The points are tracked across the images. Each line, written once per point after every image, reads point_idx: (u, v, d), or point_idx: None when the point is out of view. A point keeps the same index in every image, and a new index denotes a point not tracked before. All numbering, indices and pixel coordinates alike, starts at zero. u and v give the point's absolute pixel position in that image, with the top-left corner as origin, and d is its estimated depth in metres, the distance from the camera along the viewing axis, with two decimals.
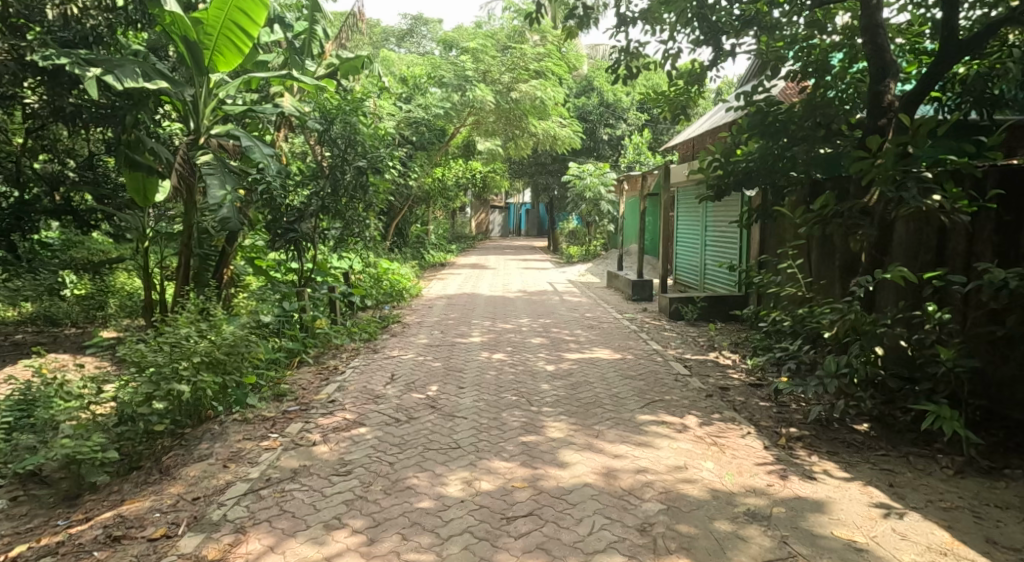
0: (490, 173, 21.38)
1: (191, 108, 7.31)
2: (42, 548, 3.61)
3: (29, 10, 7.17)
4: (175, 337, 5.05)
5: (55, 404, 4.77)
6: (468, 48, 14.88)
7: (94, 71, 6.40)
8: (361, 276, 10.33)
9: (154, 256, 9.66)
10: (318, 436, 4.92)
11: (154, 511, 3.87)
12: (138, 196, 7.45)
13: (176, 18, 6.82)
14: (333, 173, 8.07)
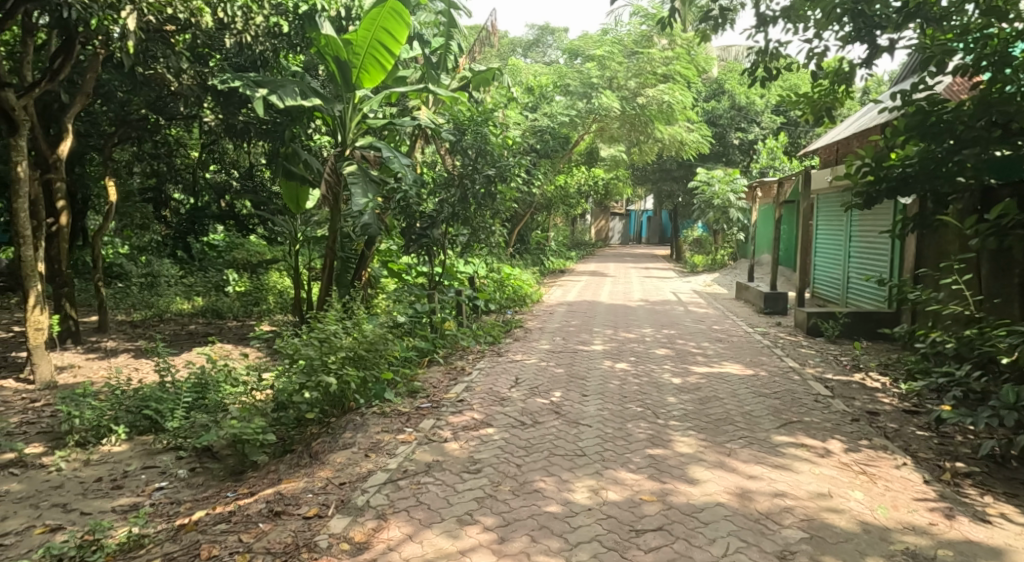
0: (612, 180, 21.33)
1: (339, 123, 7.82)
2: (217, 516, 3.98)
3: (212, 40, 7.93)
4: (325, 333, 5.43)
5: (225, 390, 5.59)
6: (595, 56, 15.09)
7: (261, 91, 7.03)
8: (485, 281, 10.55)
9: (302, 257, 10.38)
10: (449, 433, 5.07)
11: (307, 491, 4.15)
12: (291, 204, 8.33)
13: (330, 40, 7.34)
14: (464, 182, 8.26)
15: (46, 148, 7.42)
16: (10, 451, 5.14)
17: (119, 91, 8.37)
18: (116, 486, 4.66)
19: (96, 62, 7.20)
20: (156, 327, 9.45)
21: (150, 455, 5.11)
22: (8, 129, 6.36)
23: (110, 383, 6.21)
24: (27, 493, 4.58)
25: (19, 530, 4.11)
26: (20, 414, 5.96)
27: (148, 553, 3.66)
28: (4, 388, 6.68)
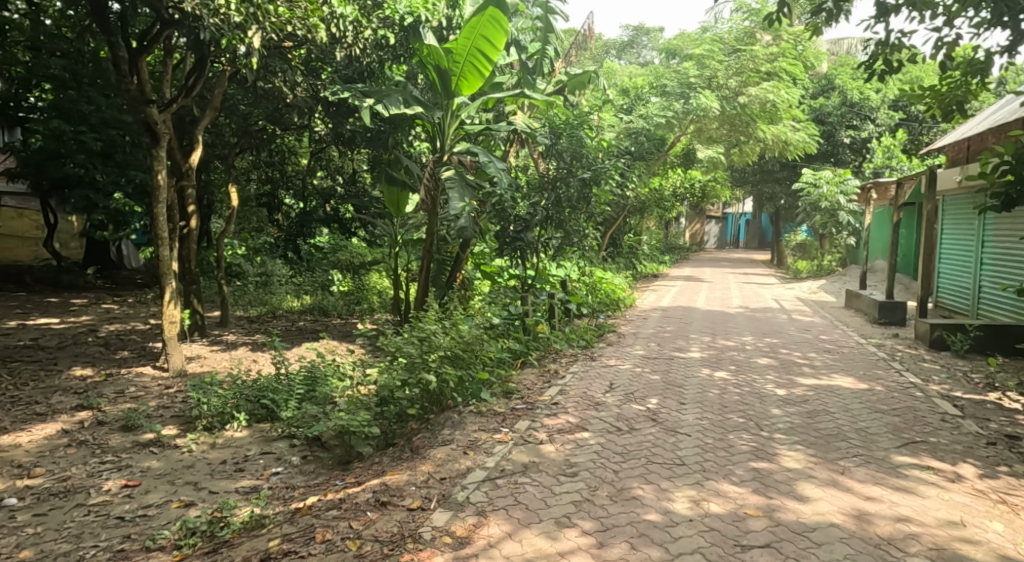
0: (709, 181, 20.76)
1: (439, 128, 8.07)
2: (328, 502, 4.18)
3: (324, 53, 8.20)
4: (424, 332, 5.63)
5: (332, 386, 5.80)
6: (694, 55, 14.74)
7: (368, 101, 7.33)
8: (578, 285, 10.46)
9: (401, 259, 10.66)
10: (545, 435, 5.07)
11: (410, 484, 4.27)
12: (391, 207, 8.66)
13: (432, 50, 7.56)
14: (558, 187, 8.34)
15: (179, 157, 8.03)
16: (149, 432, 5.59)
17: (242, 104, 9.14)
18: (238, 469, 4.98)
19: (223, 78, 7.77)
20: (269, 323, 9.96)
21: (267, 442, 5.42)
22: (150, 141, 6.96)
23: (232, 373, 6.65)
24: (163, 470, 4.98)
25: (159, 504, 4.50)
26: (156, 398, 6.47)
27: (268, 533, 3.89)
28: (142, 374, 7.27)
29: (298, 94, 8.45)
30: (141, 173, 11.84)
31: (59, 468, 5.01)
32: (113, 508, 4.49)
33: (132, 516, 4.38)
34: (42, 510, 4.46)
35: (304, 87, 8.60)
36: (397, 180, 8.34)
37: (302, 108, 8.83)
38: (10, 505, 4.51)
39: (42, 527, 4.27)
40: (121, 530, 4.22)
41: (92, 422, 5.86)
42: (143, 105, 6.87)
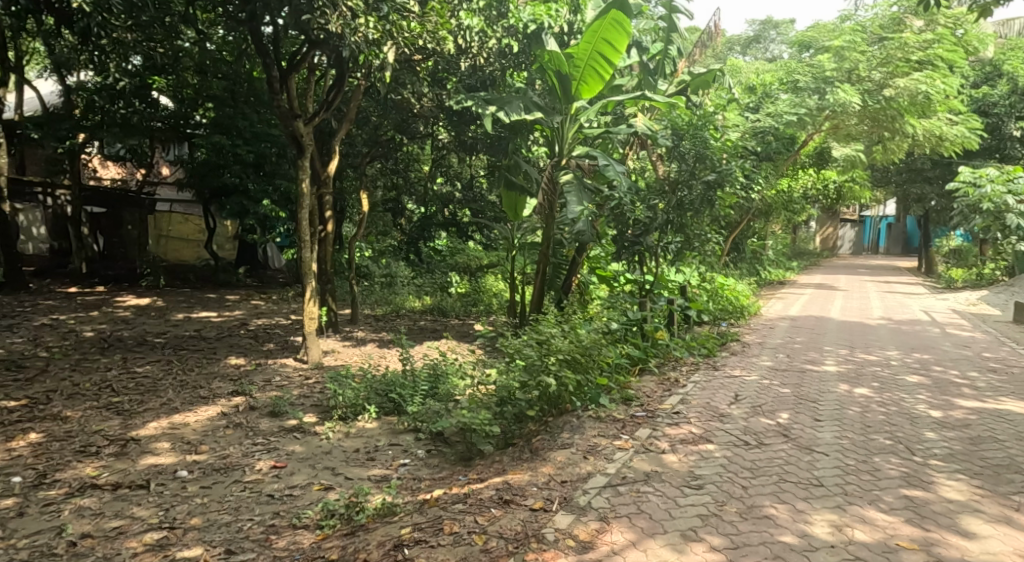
0: (846, 182, 19.54)
1: (558, 134, 8.09)
2: (454, 496, 4.29)
3: (449, 64, 8.60)
4: (543, 336, 5.71)
5: (450, 385, 6.10)
6: (831, 47, 14.00)
7: (490, 108, 7.48)
8: (698, 290, 10.15)
9: (519, 263, 10.77)
10: (667, 444, 4.95)
11: (532, 484, 4.31)
12: (509, 212, 8.78)
13: (553, 55, 7.58)
14: (680, 190, 8.08)
15: (319, 165, 8.54)
16: (293, 418, 6.00)
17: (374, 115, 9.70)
18: (370, 458, 5.23)
19: (359, 91, 8.16)
20: (395, 321, 10.36)
21: (395, 434, 5.66)
22: (297, 152, 7.52)
23: (364, 368, 6.99)
24: (306, 455, 5.31)
25: (303, 485, 4.81)
26: (298, 387, 6.91)
27: (399, 521, 4.06)
28: (285, 365, 7.80)
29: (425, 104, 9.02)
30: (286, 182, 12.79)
31: (220, 447, 5.46)
32: (265, 485, 4.83)
33: (281, 495, 4.71)
34: (207, 483, 4.87)
35: (430, 98, 9.03)
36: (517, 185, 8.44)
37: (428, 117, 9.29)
38: (181, 476, 4.95)
39: (208, 498, 4.66)
40: (271, 507, 4.54)
41: (245, 407, 6.36)
42: (292, 119, 7.46)
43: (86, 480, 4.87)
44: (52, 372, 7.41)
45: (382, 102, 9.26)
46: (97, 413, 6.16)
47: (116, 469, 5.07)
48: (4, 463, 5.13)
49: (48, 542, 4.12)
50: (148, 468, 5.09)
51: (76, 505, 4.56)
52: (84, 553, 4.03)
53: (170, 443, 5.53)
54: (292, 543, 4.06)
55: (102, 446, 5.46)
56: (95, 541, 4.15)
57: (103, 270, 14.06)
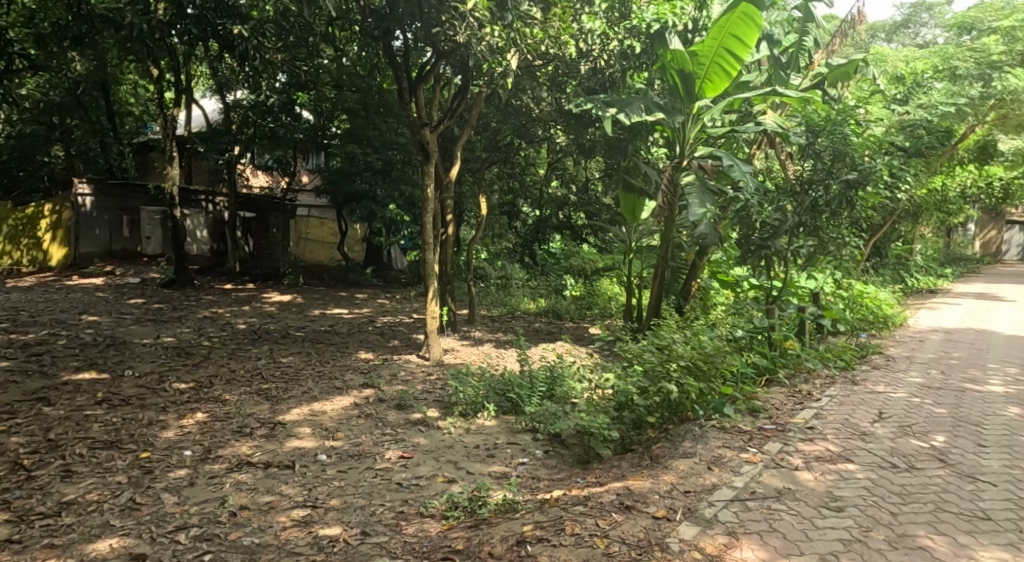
0: (1012, 179, 17.67)
1: (679, 135, 7.77)
2: (575, 498, 4.18)
3: (568, 68, 8.39)
4: (665, 341, 5.51)
5: (566, 388, 6.05)
6: (1000, 29, 12.82)
7: (611, 111, 7.30)
8: (833, 299, 9.47)
9: (636, 266, 10.49)
10: (800, 461, 4.58)
11: (654, 492, 4.11)
12: (626, 215, 8.70)
13: (677, 55, 7.29)
14: (814, 189, 7.48)
15: (442, 169, 8.69)
16: (417, 412, 6.10)
17: (493, 121, 9.86)
18: (490, 454, 5.21)
19: (480, 98, 8.14)
20: (511, 322, 10.35)
21: (513, 433, 5.63)
22: (423, 158, 7.71)
23: (485, 367, 6.99)
24: (430, 447, 5.37)
25: (428, 476, 4.86)
26: (422, 383, 7.05)
27: (521, 518, 4.00)
28: (409, 360, 8.00)
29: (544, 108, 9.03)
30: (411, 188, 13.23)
31: (354, 434, 5.64)
32: (394, 474, 4.93)
33: (408, 483, 4.77)
34: (344, 468, 5.03)
35: (549, 102, 8.87)
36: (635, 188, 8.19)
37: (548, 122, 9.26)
38: (322, 460, 5.15)
39: (344, 482, 4.81)
40: (401, 494, 4.61)
41: (374, 398, 6.55)
42: (419, 128, 7.65)
43: (243, 458, 5.16)
44: (212, 359, 7.99)
45: (503, 108, 9.39)
46: (251, 398, 6.55)
47: (267, 449, 5.35)
48: (177, 438, 5.52)
49: (213, 510, 4.38)
50: (294, 451, 5.33)
51: (236, 479, 4.82)
52: (243, 523, 4.24)
53: (311, 428, 5.77)
54: (420, 530, 4.12)
55: (255, 428, 5.78)
56: (251, 513, 4.37)
57: (252, 270, 15.09)
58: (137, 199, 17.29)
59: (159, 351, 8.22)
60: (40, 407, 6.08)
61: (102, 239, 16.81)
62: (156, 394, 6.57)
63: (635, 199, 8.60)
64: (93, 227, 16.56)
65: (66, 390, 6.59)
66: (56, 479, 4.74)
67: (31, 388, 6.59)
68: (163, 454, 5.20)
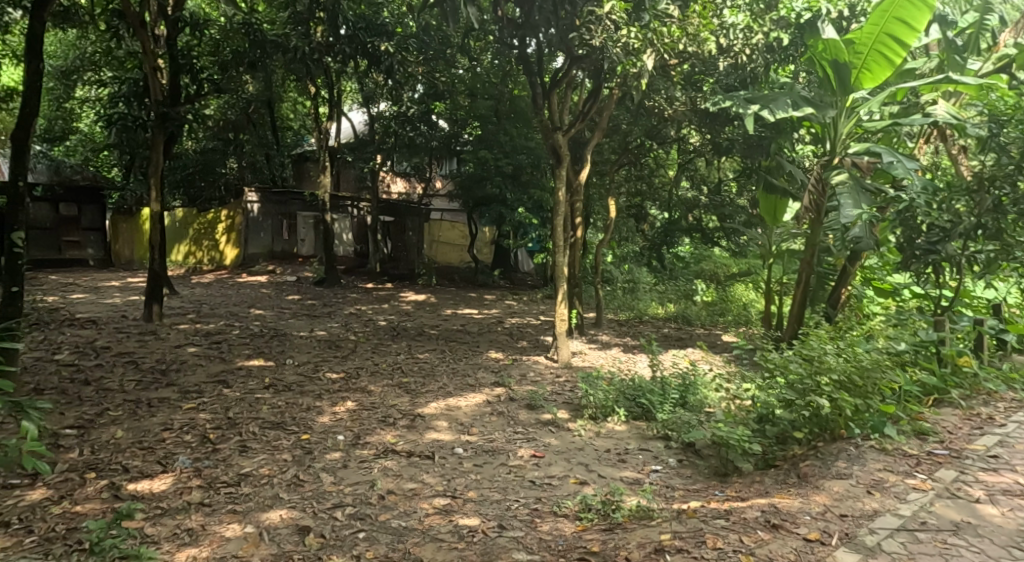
0: None
1: (831, 130, 7.11)
2: (715, 511, 4.08)
3: (706, 65, 8.29)
4: (816, 353, 5.11)
5: (700, 395, 5.93)
6: None
7: (752, 108, 6.98)
8: (1013, 309, 8.58)
9: (781, 272, 9.98)
10: (981, 493, 4.17)
11: (804, 512, 3.92)
12: (766, 216, 8.14)
13: (829, 44, 6.87)
14: (992, 189, 6.73)
15: (572, 173, 8.72)
16: (548, 412, 6.19)
17: (624, 123, 9.82)
18: (621, 459, 5.19)
19: (612, 101, 8.04)
20: (638, 327, 10.16)
21: (645, 439, 5.57)
22: (556, 162, 7.73)
23: (618, 372, 6.95)
24: (561, 448, 5.43)
25: (560, 476, 4.92)
26: (552, 384, 7.14)
27: (658, 526, 3.96)
28: (537, 362, 8.11)
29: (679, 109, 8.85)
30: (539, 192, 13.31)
31: (488, 431, 5.81)
32: (527, 471, 5.03)
33: (541, 482, 4.85)
34: (480, 462, 5.19)
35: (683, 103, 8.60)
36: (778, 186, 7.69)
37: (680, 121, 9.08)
38: (458, 452, 5.35)
39: (480, 475, 4.97)
40: (534, 492, 4.70)
41: (506, 397, 6.71)
42: (552, 132, 7.69)
43: (388, 445, 5.47)
44: (358, 351, 8.51)
45: (635, 110, 9.29)
46: (392, 390, 6.92)
47: (409, 439, 5.63)
48: (331, 423, 5.93)
49: (364, 492, 4.66)
50: (433, 442, 5.57)
51: (383, 465, 5.11)
52: (390, 506, 4.48)
53: (448, 422, 6.01)
54: (555, 529, 4.16)
55: (398, 418, 6.10)
56: (397, 497, 4.61)
57: (390, 270, 15.85)
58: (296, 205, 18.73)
59: (313, 343, 8.87)
60: (221, 388, 6.73)
61: (266, 241, 18.24)
62: (312, 382, 7.10)
63: (776, 197, 8.04)
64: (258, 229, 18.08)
65: (240, 374, 7.27)
66: (235, 452, 5.23)
67: (212, 371, 7.35)
68: (321, 436, 5.61)
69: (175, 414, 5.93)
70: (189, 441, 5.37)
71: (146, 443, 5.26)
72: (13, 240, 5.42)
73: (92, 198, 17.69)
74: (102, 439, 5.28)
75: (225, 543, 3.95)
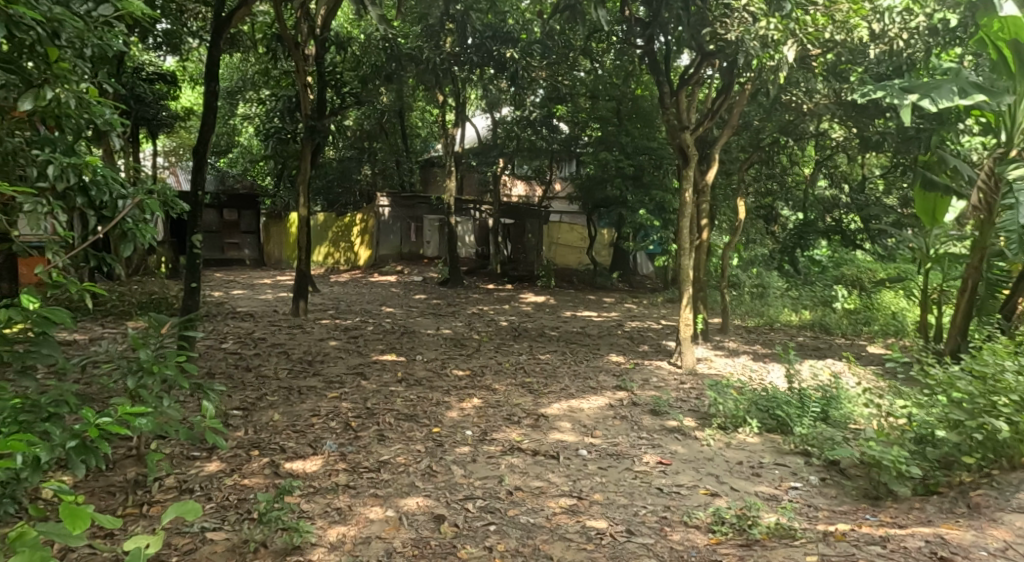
0: None
1: (1007, 117, 6.41)
2: (868, 537, 3.83)
3: (854, 54, 7.62)
4: (993, 368, 4.71)
5: (839, 410, 5.69)
6: None
7: (910, 98, 6.42)
8: None
9: (938, 279, 9.20)
10: None
11: (980, 547, 3.55)
12: (925, 216, 7.61)
13: (1010, 22, 6.02)
14: None
15: (698, 174, 8.49)
16: (673, 419, 6.07)
17: (755, 120, 9.44)
18: (756, 473, 4.98)
19: (743, 96, 7.74)
20: (769, 334, 9.69)
21: (781, 454, 5.32)
22: (682, 163, 7.52)
23: (750, 383, 6.68)
24: (689, 457, 5.29)
25: (689, 486, 4.79)
26: (676, 390, 6.98)
27: (802, 547, 3.77)
28: (661, 367, 7.95)
29: (818, 102, 8.40)
30: (663, 193, 13.03)
31: (612, 434, 5.77)
32: (653, 478, 4.94)
33: (669, 490, 4.75)
34: (605, 465, 5.17)
35: (826, 93, 8.43)
36: (938, 182, 7.08)
37: (820, 114, 8.63)
38: (582, 454, 5.36)
39: (606, 478, 4.94)
40: (662, 499, 4.61)
41: (629, 401, 6.64)
42: (679, 132, 7.49)
43: (513, 443, 5.56)
44: (483, 350, 8.73)
45: (767, 106, 8.90)
46: (516, 389, 7.02)
47: (534, 438, 5.70)
48: (459, 418, 6.12)
49: (493, 487, 4.76)
50: (557, 442, 5.61)
51: (510, 461, 5.21)
52: (519, 502, 4.55)
53: (571, 424, 6.02)
54: (686, 539, 4.06)
55: (522, 417, 6.20)
56: (525, 494, 4.68)
57: (510, 271, 16.09)
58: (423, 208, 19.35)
59: (440, 340, 9.19)
60: (359, 379, 7.12)
61: (395, 242, 19.09)
62: (440, 378, 7.36)
63: (936, 197, 7.53)
64: (390, 230, 18.98)
65: (375, 366, 7.67)
66: (374, 440, 5.51)
67: (351, 363, 7.80)
68: (450, 430, 5.80)
69: (321, 401, 6.34)
70: (334, 427, 5.73)
71: (298, 427, 5.66)
72: (192, 243, 6.00)
73: (249, 204, 19.17)
74: (262, 420, 5.74)
75: (369, 524, 4.18)
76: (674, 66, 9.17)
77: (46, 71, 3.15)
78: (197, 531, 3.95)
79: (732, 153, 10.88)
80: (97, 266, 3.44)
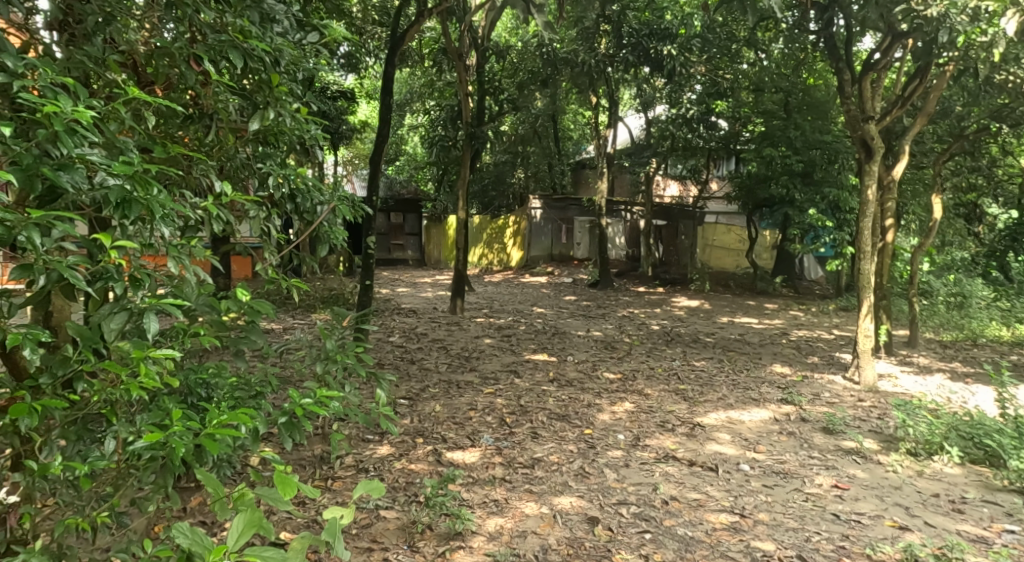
0: None
1: None
2: None
3: None
4: None
5: None
6: None
7: None
8: None
9: None
10: None
11: None
12: None
13: None
14: None
15: (883, 169, 7.84)
16: (851, 440, 5.66)
17: (958, 105, 8.78)
18: (958, 509, 4.53)
19: (943, 79, 7.05)
20: (969, 351, 8.73)
21: (989, 490, 4.81)
22: (864, 157, 6.95)
23: (949, 408, 6.07)
24: (870, 482, 4.92)
25: (872, 515, 4.44)
26: (853, 408, 6.52)
27: None
28: (833, 382, 7.43)
29: None
30: (835, 191, 12.17)
31: (777, 450, 5.50)
32: (828, 503, 4.64)
33: (848, 518, 4.43)
34: (770, 483, 4.94)
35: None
36: None
37: None
38: (744, 469, 5.16)
39: (772, 497, 4.71)
40: (840, 527, 4.31)
41: (796, 417, 6.28)
42: (862, 123, 6.93)
43: (668, 451, 5.46)
44: (635, 354, 8.61)
45: (974, 90, 8.01)
46: (669, 396, 6.88)
47: (690, 447, 5.56)
48: (612, 422, 6.10)
49: (648, 494, 4.71)
50: (715, 454, 5.43)
51: (663, 469, 5.13)
52: (675, 513, 4.47)
53: (730, 436, 5.81)
54: None
55: (677, 424, 6.07)
56: (682, 506, 4.58)
57: (661, 274, 15.73)
58: (573, 210, 19.38)
59: (591, 342, 9.20)
60: (513, 377, 7.32)
61: (546, 243, 19.35)
62: (591, 379, 7.38)
63: None
64: (541, 233, 19.28)
65: (528, 365, 7.85)
66: (528, 437, 5.65)
67: (506, 360, 8.03)
68: (602, 432, 5.81)
69: (478, 396, 6.59)
70: (490, 422, 5.93)
71: (457, 419, 5.93)
72: (367, 244, 6.44)
73: (414, 207, 20.27)
74: (425, 411, 6.07)
75: (526, 519, 4.29)
76: (859, 53, 8.63)
77: (268, 94, 3.37)
78: (372, 508, 4.26)
79: (924, 146, 9.93)
80: (298, 263, 3.77)
